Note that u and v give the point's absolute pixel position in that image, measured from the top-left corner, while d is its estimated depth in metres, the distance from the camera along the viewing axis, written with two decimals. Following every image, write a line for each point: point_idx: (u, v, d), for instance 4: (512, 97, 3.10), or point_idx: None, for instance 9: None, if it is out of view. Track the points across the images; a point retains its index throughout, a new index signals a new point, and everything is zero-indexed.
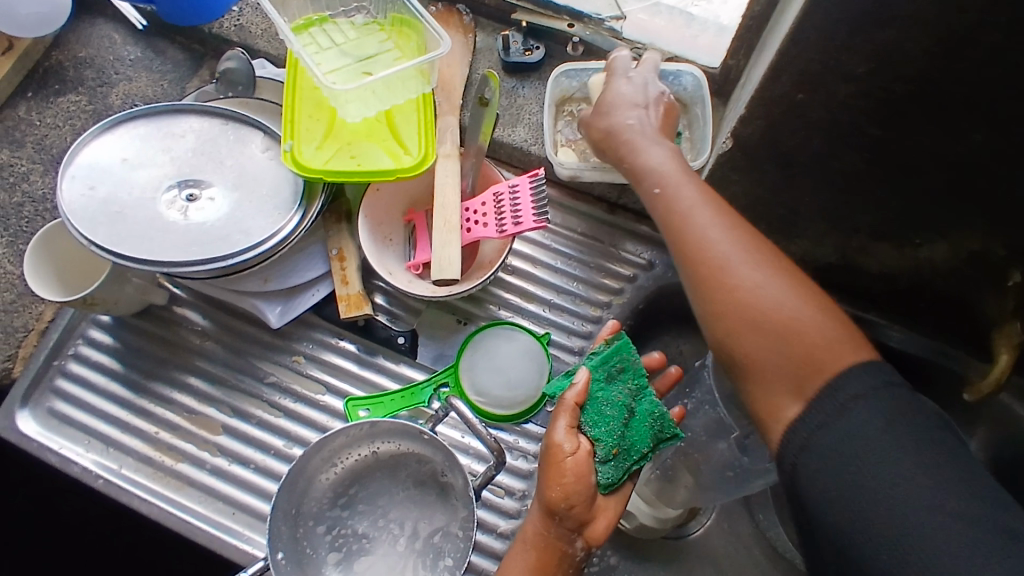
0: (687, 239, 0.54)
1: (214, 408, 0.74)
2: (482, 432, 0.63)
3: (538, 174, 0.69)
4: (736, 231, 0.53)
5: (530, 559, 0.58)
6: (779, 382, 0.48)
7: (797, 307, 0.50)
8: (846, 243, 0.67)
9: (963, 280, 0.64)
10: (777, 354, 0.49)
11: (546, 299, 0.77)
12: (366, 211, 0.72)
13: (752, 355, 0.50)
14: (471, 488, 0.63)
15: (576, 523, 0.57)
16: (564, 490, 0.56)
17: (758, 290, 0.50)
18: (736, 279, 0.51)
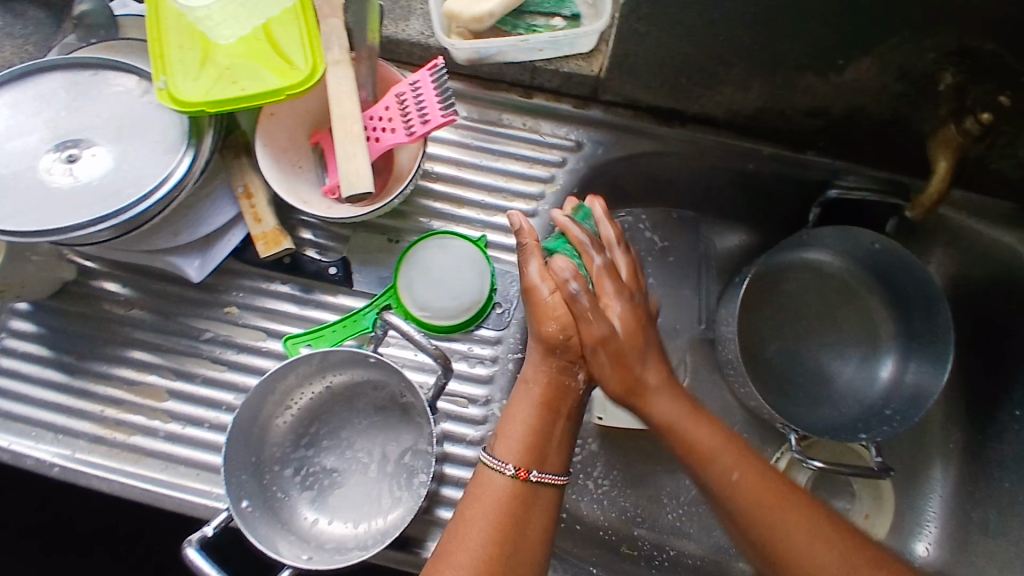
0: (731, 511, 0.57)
1: (157, 375, 0.71)
2: (424, 345, 0.61)
3: (437, 63, 0.63)
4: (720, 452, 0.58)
5: (534, 398, 0.60)
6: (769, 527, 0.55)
7: (813, 521, 0.55)
8: (773, 82, 0.63)
9: (896, 97, 0.61)
10: (756, 500, 0.56)
11: (476, 201, 0.74)
12: (266, 140, 0.67)
13: (755, 525, 0.56)
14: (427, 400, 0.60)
15: (574, 356, 0.61)
16: (560, 324, 0.61)
17: (772, 535, 0.54)
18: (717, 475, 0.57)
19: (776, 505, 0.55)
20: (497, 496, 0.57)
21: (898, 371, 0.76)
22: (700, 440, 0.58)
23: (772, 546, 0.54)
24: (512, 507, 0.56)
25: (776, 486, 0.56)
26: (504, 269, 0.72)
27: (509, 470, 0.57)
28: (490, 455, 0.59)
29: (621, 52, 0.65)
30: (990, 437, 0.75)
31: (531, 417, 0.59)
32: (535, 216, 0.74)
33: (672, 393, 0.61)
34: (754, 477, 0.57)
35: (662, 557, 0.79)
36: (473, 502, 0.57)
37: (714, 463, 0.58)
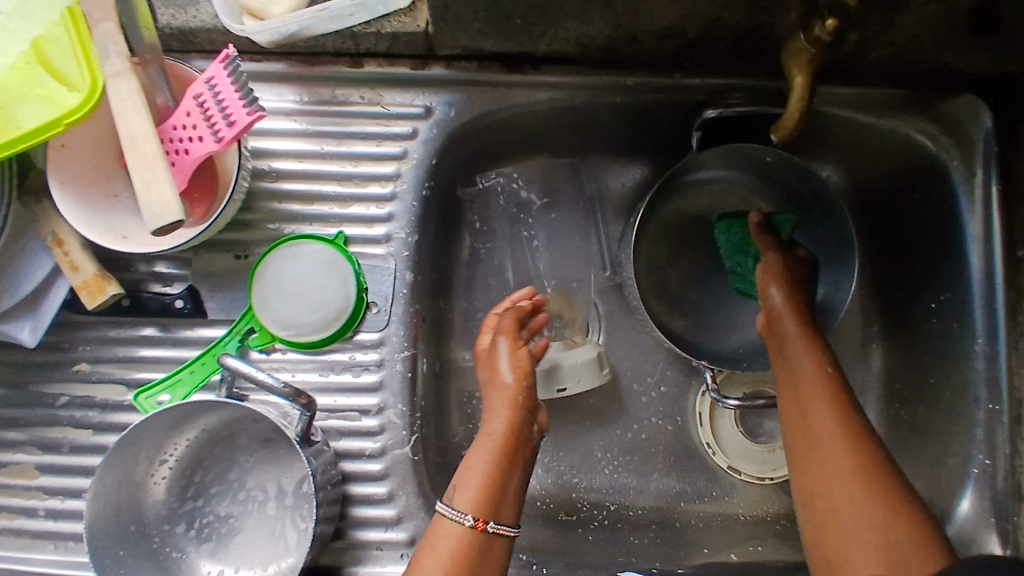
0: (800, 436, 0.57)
1: (21, 452, 0.65)
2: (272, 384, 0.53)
3: (228, 53, 0.55)
4: (818, 379, 0.58)
5: (494, 444, 0.59)
6: (829, 461, 0.54)
7: (850, 471, 0.52)
8: (611, 8, 0.55)
9: (747, 2, 0.54)
10: (822, 430, 0.55)
11: (327, 194, 0.66)
12: (63, 176, 0.59)
13: (815, 449, 0.55)
14: (294, 438, 0.54)
15: (533, 411, 0.63)
16: (518, 372, 0.63)
17: (815, 452, 0.55)
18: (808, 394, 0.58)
19: (845, 437, 0.54)
20: (452, 544, 0.54)
21: (809, 290, 0.73)
22: (795, 347, 0.61)
23: (808, 462, 0.55)
24: (467, 551, 0.54)
25: (860, 448, 0.53)
26: (371, 264, 0.65)
27: (468, 520, 0.55)
28: (445, 505, 0.56)
29: (438, 2, 0.56)
30: (910, 332, 0.72)
31: (490, 464, 0.58)
32: (395, 199, 0.66)
33: (800, 334, 0.62)
34: (851, 445, 0.53)
35: (601, 517, 0.76)
36: (427, 551, 0.54)
37: (807, 366, 0.59)
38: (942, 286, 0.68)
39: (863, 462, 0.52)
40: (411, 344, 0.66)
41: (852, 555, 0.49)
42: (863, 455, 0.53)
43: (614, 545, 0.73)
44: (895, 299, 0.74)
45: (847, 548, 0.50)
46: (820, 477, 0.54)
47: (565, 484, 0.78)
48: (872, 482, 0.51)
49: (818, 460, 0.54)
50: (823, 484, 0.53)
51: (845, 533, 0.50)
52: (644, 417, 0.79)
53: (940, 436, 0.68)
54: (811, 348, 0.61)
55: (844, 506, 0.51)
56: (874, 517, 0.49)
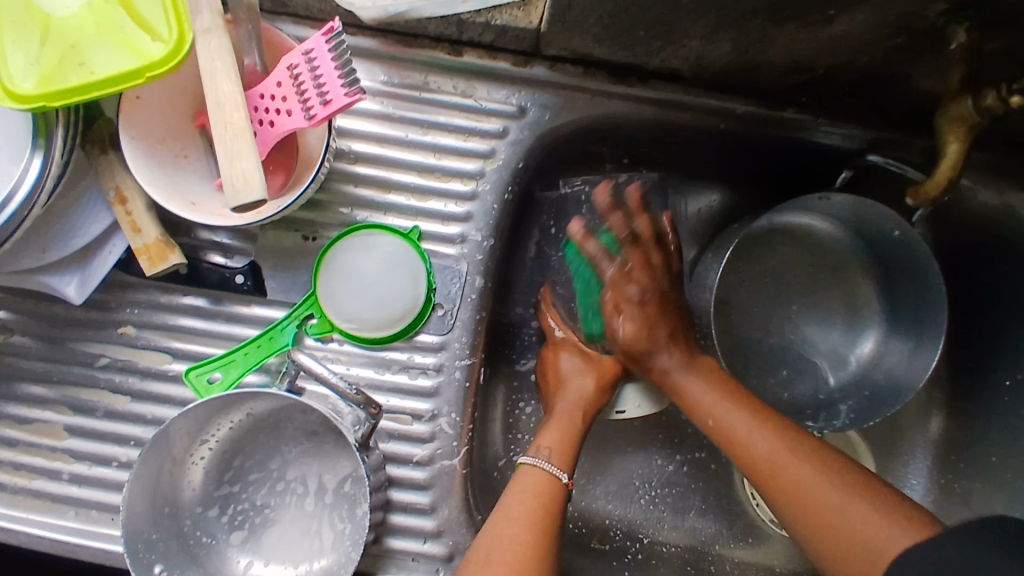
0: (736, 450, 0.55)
1: (52, 411, 0.62)
2: None
3: (333, 26, 0.51)
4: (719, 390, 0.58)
5: (574, 429, 0.61)
6: (769, 465, 0.52)
7: (791, 456, 0.52)
8: (744, 35, 0.51)
9: (895, 50, 0.50)
10: (749, 434, 0.54)
11: (405, 184, 0.62)
12: (135, 131, 0.55)
13: (751, 459, 0.54)
14: (353, 444, 0.51)
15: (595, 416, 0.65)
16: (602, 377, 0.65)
17: (747, 450, 0.54)
18: (721, 420, 0.56)
19: (751, 418, 0.55)
20: (541, 484, 0.56)
21: (879, 346, 0.70)
22: (681, 380, 0.60)
23: (757, 469, 0.53)
24: (553, 502, 0.55)
25: (799, 437, 0.53)
26: (441, 264, 0.62)
27: (564, 477, 0.57)
28: (532, 457, 0.58)
29: (561, 2, 0.52)
30: (980, 405, 0.69)
31: (570, 433, 0.60)
32: (475, 200, 0.63)
33: (672, 348, 0.61)
34: (768, 435, 0.53)
35: (634, 550, 0.73)
36: (512, 492, 0.56)
37: (699, 387, 0.58)
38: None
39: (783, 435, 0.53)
40: (473, 353, 0.63)
41: (848, 532, 0.48)
42: (773, 423, 0.54)
43: None
44: (966, 368, 0.71)
45: (832, 525, 0.49)
46: (787, 493, 0.51)
47: (599, 509, 0.75)
48: (802, 449, 0.52)
49: (760, 474, 0.53)
50: (789, 496, 0.51)
51: (826, 515, 0.49)
52: (688, 450, 0.77)
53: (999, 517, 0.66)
54: (701, 371, 0.59)
55: (803, 487, 0.50)
56: (834, 487, 0.50)
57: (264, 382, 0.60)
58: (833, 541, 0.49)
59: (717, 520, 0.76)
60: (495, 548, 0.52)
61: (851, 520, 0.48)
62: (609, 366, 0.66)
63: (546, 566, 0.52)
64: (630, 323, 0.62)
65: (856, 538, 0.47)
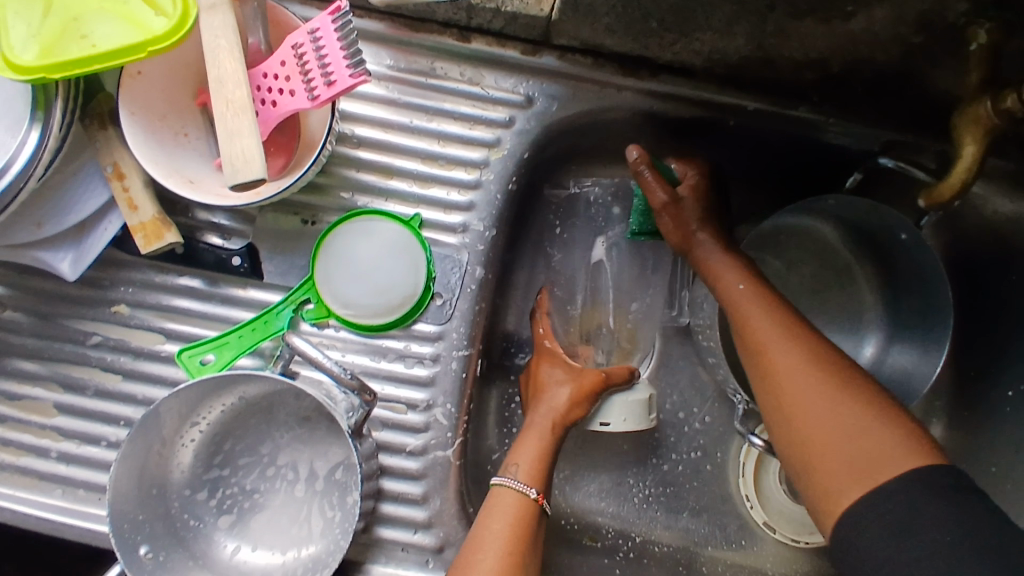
0: (752, 349, 0.54)
1: (41, 388, 0.61)
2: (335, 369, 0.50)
3: (340, 6, 0.50)
4: (756, 293, 0.57)
5: (540, 446, 0.60)
6: (781, 369, 0.51)
7: (807, 366, 0.50)
8: (761, 28, 0.51)
9: (914, 48, 0.49)
10: (771, 337, 0.53)
11: (407, 171, 0.62)
12: (134, 106, 0.54)
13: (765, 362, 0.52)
14: (346, 431, 0.50)
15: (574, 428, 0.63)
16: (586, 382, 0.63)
17: (775, 363, 0.52)
18: (749, 318, 0.55)
19: (790, 337, 0.52)
20: (514, 508, 0.55)
21: (882, 352, 0.69)
22: (722, 269, 0.60)
23: (776, 381, 0.51)
24: (521, 524, 0.55)
25: (822, 352, 0.51)
26: (441, 253, 0.61)
27: (529, 492, 0.56)
28: (503, 475, 0.58)
29: None
30: (980, 414, 0.69)
31: (544, 448, 0.60)
32: (478, 189, 0.62)
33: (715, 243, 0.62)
34: (789, 341, 0.52)
35: (625, 549, 0.73)
36: (489, 514, 0.55)
37: (729, 285, 0.58)
38: None
39: (819, 358, 0.50)
40: (470, 344, 0.62)
41: (839, 448, 0.46)
42: (811, 349, 0.51)
43: None
44: (967, 377, 0.70)
45: (826, 435, 0.47)
46: (787, 402, 0.50)
47: (592, 507, 0.74)
48: (820, 360, 0.50)
49: (768, 375, 0.52)
50: (790, 406, 0.50)
51: (836, 436, 0.47)
52: (684, 450, 0.76)
53: None
54: (739, 269, 0.59)
55: (806, 395, 0.49)
56: (838, 397, 0.48)
57: (258, 366, 0.59)
58: (819, 459, 0.47)
59: (710, 521, 0.76)
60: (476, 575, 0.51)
61: (861, 448, 0.45)
62: (591, 377, 0.63)
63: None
64: (694, 199, 0.63)
65: (848, 450, 0.45)
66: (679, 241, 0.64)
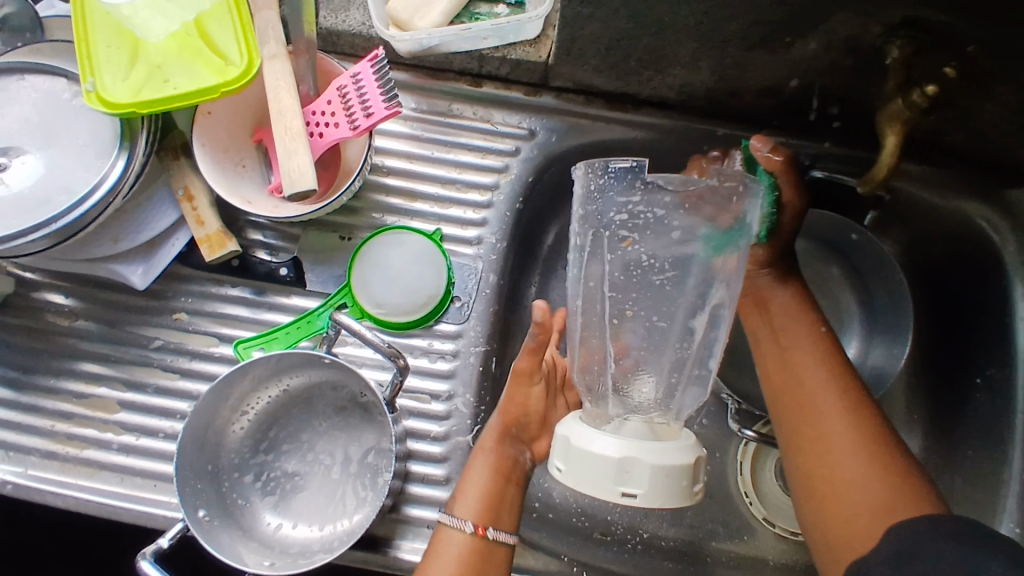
0: (796, 395, 0.61)
1: (106, 387, 0.69)
2: (377, 342, 0.59)
3: (378, 54, 0.61)
4: (821, 350, 0.62)
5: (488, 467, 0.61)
6: (819, 417, 0.59)
7: (845, 424, 0.58)
8: (721, 61, 0.62)
9: (845, 73, 0.60)
10: (819, 389, 0.60)
11: (429, 194, 0.72)
12: (205, 140, 0.65)
13: (809, 407, 0.59)
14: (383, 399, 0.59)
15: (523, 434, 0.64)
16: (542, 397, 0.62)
17: (815, 411, 0.59)
18: (805, 368, 0.61)
19: (833, 387, 0.60)
20: (456, 552, 0.57)
21: (860, 348, 0.77)
22: (783, 306, 0.65)
23: (813, 428, 0.59)
24: (471, 557, 0.57)
25: (862, 412, 0.58)
26: (460, 262, 0.71)
27: (467, 527, 0.58)
28: (449, 516, 0.59)
29: (567, 37, 0.63)
30: (951, 403, 0.75)
31: (488, 479, 0.61)
32: (490, 208, 0.72)
33: (787, 296, 0.65)
34: (836, 398, 0.59)
35: (634, 542, 0.78)
36: (434, 557, 0.58)
37: (800, 329, 0.64)
38: (989, 360, 0.72)
39: (853, 411, 0.58)
40: (486, 341, 0.70)
41: (852, 499, 0.55)
42: (851, 409, 0.58)
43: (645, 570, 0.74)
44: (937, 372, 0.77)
45: (841, 489, 0.55)
46: (817, 448, 0.58)
47: (600, 505, 0.79)
48: (857, 422, 0.58)
49: (807, 417, 0.59)
50: (820, 450, 0.58)
51: (846, 488, 0.55)
52: None
53: (977, 507, 0.71)
54: (805, 319, 0.64)
55: (835, 449, 0.57)
56: (863, 459, 0.56)
57: None
58: (832, 506, 0.56)
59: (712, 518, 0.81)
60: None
61: (867, 505, 0.54)
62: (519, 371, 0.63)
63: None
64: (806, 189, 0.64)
65: (856, 504, 0.54)
66: (759, 263, 0.66)
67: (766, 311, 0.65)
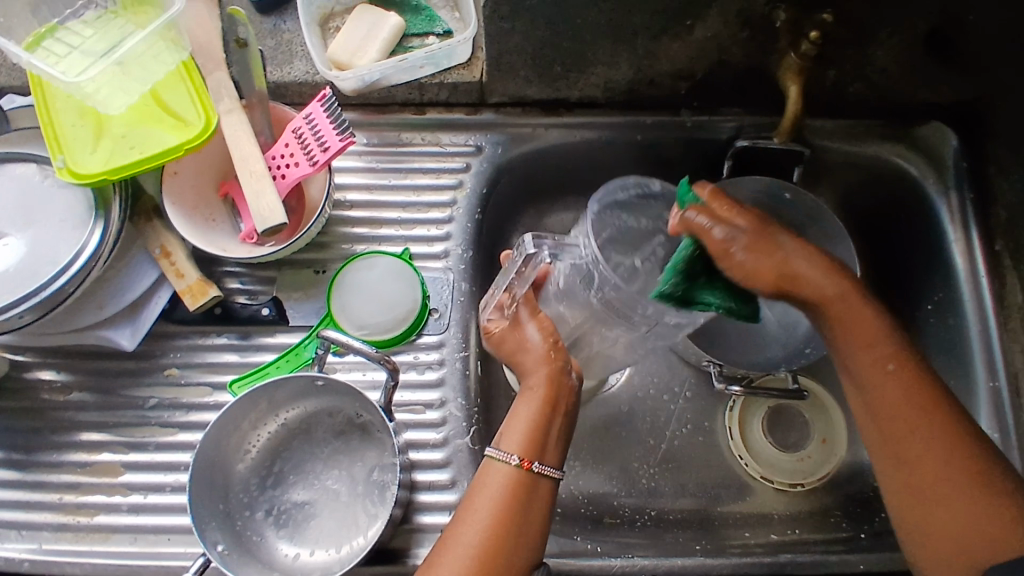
0: (898, 440, 0.57)
1: (109, 452, 0.70)
2: (366, 350, 0.63)
3: (326, 94, 0.67)
4: (911, 380, 0.58)
5: (535, 397, 0.61)
6: (928, 457, 0.56)
7: (952, 465, 0.55)
8: (636, 53, 0.69)
9: (745, 44, 0.67)
10: (923, 428, 0.57)
11: (393, 219, 0.76)
12: (174, 198, 0.69)
13: (914, 449, 0.56)
14: (379, 401, 0.64)
15: (562, 355, 0.63)
16: (546, 336, 0.63)
17: (919, 453, 0.56)
18: (900, 401, 0.57)
19: (934, 425, 0.57)
20: (501, 482, 0.57)
21: None
22: (869, 331, 0.59)
23: (916, 473, 0.56)
24: (517, 492, 0.57)
25: (965, 446, 0.56)
26: (432, 276, 0.75)
27: (514, 460, 0.58)
28: (497, 451, 0.58)
29: (494, 52, 0.69)
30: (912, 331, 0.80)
31: (534, 419, 0.60)
32: (452, 222, 0.77)
33: (867, 314, 0.59)
34: (938, 436, 0.56)
35: (644, 520, 0.80)
36: (480, 489, 0.58)
37: (873, 356, 0.59)
38: (935, 287, 0.77)
39: (959, 449, 0.56)
40: (469, 345, 0.74)
41: (969, 545, 0.54)
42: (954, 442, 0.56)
43: (660, 544, 0.76)
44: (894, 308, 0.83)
45: (958, 535, 0.54)
46: (923, 489, 0.56)
47: (605, 492, 0.81)
48: (962, 458, 0.56)
49: (912, 458, 0.56)
50: (929, 497, 0.56)
51: (958, 534, 0.54)
52: (675, 426, 0.84)
53: None
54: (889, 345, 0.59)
55: (945, 491, 0.55)
56: (980, 503, 0.54)
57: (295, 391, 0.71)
58: (949, 548, 0.55)
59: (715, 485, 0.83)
60: (454, 549, 0.55)
61: (980, 551, 0.53)
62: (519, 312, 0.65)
63: (505, 556, 0.55)
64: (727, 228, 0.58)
65: (974, 548, 0.54)
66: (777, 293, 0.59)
67: (849, 335, 0.59)
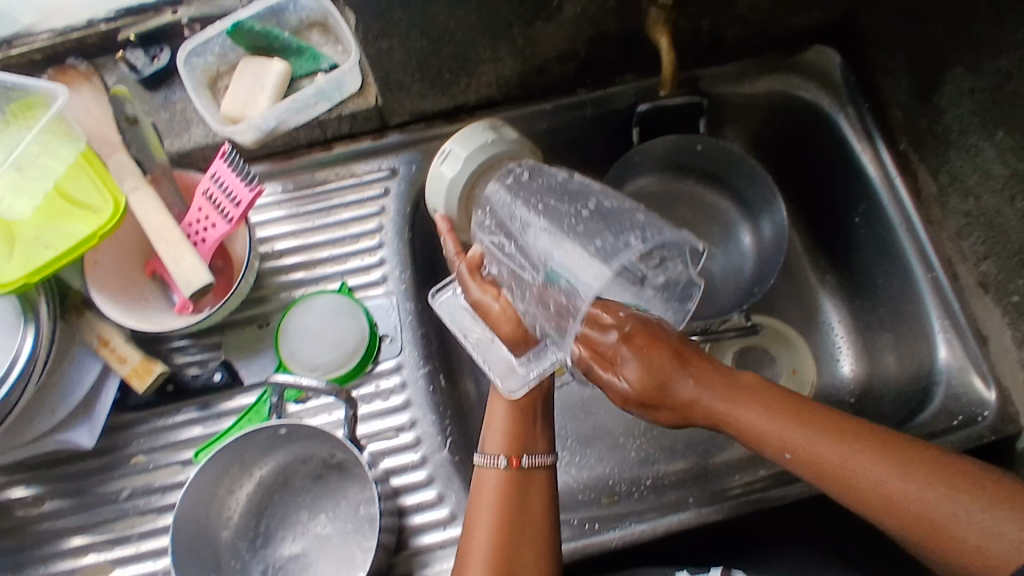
0: (816, 473, 0.53)
1: (94, 553, 0.69)
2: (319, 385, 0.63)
3: (224, 150, 0.67)
4: (768, 404, 0.56)
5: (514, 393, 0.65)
6: (854, 469, 0.52)
7: (870, 464, 0.51)
8: (515, 44, 0.71)
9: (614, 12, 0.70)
10: (819, 441, 0.53)
11: (326, 257, 0.77)
12: (100, 284, 0.69)
13: (831, 473, 0.52)
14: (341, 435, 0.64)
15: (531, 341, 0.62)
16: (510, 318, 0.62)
17: (840, 473, 0.52)
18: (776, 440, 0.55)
19: (822, 434, 0.53)
20: (493, 489, 0.61)
21: (754, 234, 0.85)
22: (693, 394, 0.57)
23: (854, 493, 0.52)
24: (512, 491, 0.61)
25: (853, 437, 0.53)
26: (376, 302, 0.76)
27: (501, 461, 0.62)
28: (484, 460, 0.63)
29: (381, 74, 0.71)
30: (850, 245, 0.82)
31: (514, 420, 0.64)
32: (383, 246, 0.77)
33: (695, 375, 0.57)
34: (827, 444, 0.53)
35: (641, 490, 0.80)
36: (476, 505, 0.61)
37: (725, 404, 0.56)
38: (858, 199, 0.80)
39: (856, 440, 0.52)
40: (427, 360, 0.74)
41: (957, 531, 0.48)
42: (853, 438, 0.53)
43: None
44: (829, 227, 0.85)
45: (941, 527, 0.49)
46: (876, 501, 0.51)
47: (599, 474, 0.81)
48: (868, 446, 0.52)
49: (837, 481, 0.52)
50: (888, 509, 0.50)
51: (936, 525, 0.49)
52: None
53: (905, 320, 0.77)
54: (726, 384, 0.57)
55: (889, 491, 0.50)
56: (922, 482, 0.50)
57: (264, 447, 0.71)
58: (952, 546, 0.48)
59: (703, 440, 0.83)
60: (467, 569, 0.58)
61: (966, 532, 0.48)
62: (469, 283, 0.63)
63: (518, 553, 0.58)
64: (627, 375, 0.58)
65: (964, 535, 0.48)
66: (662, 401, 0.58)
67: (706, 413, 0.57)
